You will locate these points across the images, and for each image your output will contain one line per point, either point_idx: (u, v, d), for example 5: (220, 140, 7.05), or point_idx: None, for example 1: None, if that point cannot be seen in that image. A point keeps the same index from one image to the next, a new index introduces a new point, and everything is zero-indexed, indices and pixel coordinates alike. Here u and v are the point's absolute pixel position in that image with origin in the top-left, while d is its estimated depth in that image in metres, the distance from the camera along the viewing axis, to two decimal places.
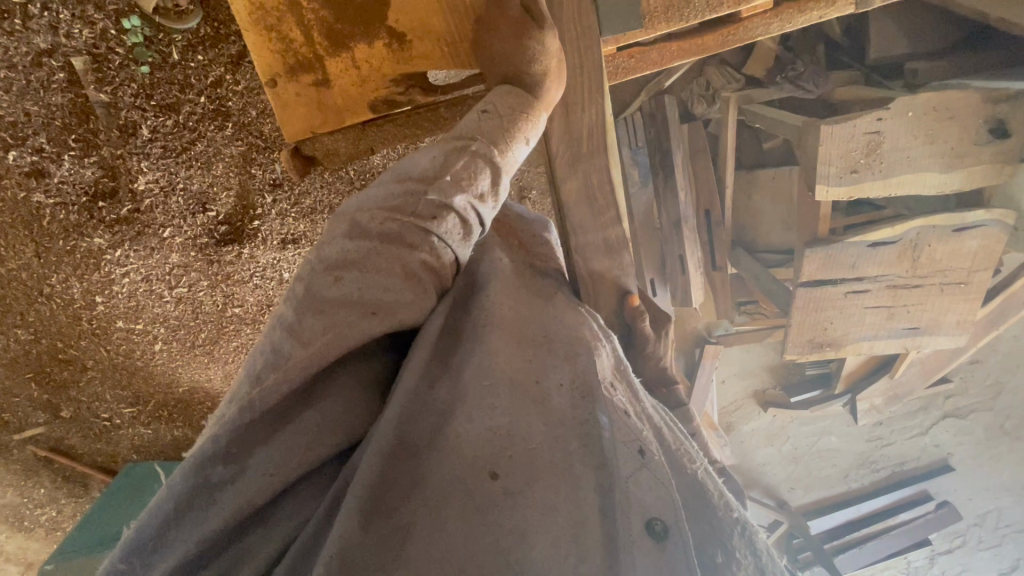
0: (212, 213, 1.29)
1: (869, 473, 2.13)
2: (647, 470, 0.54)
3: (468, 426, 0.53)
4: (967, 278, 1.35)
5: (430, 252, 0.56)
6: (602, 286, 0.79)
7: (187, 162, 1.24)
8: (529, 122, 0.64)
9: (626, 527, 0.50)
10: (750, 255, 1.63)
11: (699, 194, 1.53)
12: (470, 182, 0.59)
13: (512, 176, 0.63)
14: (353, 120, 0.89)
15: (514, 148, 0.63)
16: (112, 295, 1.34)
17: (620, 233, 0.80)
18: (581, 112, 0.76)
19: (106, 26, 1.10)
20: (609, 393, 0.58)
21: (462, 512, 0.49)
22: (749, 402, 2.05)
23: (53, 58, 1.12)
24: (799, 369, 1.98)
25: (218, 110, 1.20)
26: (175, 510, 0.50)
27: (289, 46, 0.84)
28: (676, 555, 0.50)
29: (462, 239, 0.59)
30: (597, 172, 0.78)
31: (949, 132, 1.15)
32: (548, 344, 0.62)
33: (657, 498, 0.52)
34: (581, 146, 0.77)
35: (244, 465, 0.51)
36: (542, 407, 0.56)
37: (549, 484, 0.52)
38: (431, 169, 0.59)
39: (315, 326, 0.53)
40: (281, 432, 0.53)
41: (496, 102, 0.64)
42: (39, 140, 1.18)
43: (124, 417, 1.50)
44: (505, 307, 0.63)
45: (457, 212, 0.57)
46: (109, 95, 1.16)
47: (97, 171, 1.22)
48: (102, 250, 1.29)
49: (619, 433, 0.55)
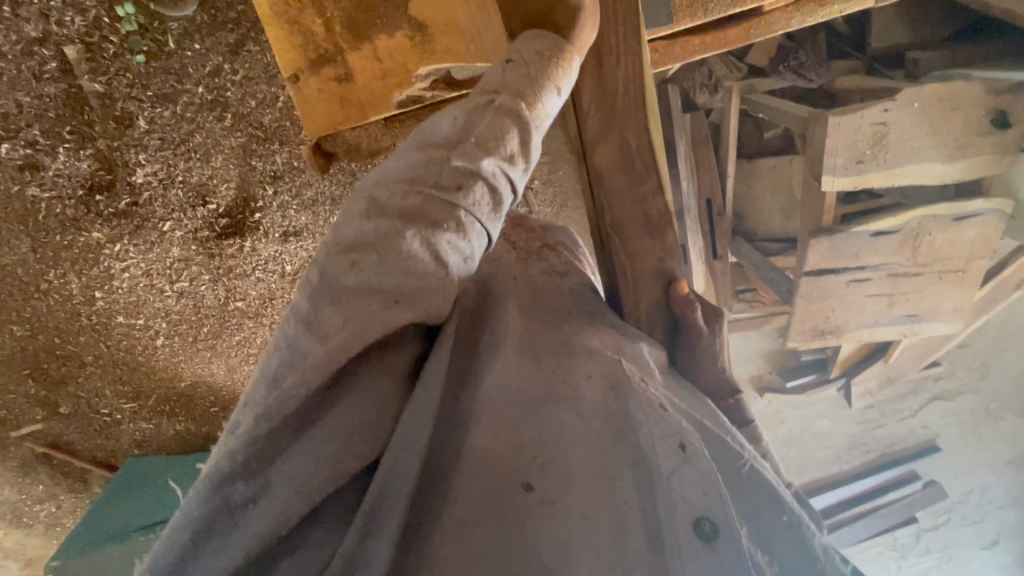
0: (212, 205, 1.28)
1: (860, 455, 2.19)
2: (688, 466, 0.57)
3: (490, 440, 0.55)
4: (965, 266, 1.38)
5: (456, 228, 0.55)
6: (642, 274, 0.82)
7: (186, 154, 1.22)
8: (560, 69, 0.62)
9: (673, 529, 0.53)
10: (750, 242, 1.66)
11: (700, 185, 1.53)
12: (497, 145, 0.58)
13: (543, 132, 0.61)
14: (376, 115, 0.90)
15: (547, 99, 0.61)
16: (111, 291, 1.32)
17: (661, 206, 0.79)
18: (616, 63, 0.73)
19: (99, 14, 1.09)
20: (644, 389, 0.62)
21: (492, 522, 0.50)
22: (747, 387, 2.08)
23: (45, 47, 1.10)
24: (795, 355, 2.02)
25: (216, 101, 1.18)
26: (193, 539, 0.49)
27: (304, 28, 0.84)
28: (726, 553, 0.52)
29: (491, 212, 0.57)
30: (633, 129, 0.75)
31: (952, 123, 1.16)
32: (574, 346, 0.65)
33: (701, 496, 0.55)
34: (615, 104, 0.75)
35: (265, 479, 0.51)
36: (573, 404, 0.59)
37: (586, 489, 0.53)
38: (453, 133, 0.58)
39: (334, 319, 0.53)
40: (303, 438, 0.53)
41: (523, 49, 0.63)
42: (32, 132, 1.16)
43: (125, 412, 1.48)
44: (516, 317, 0.64)
45: (485, 178, 0.56)
46: (104, 86, 1.14)
47: (93, 164, 1.20)
48: (101, 244, 1.26)
49: (658, 429, 0.59)
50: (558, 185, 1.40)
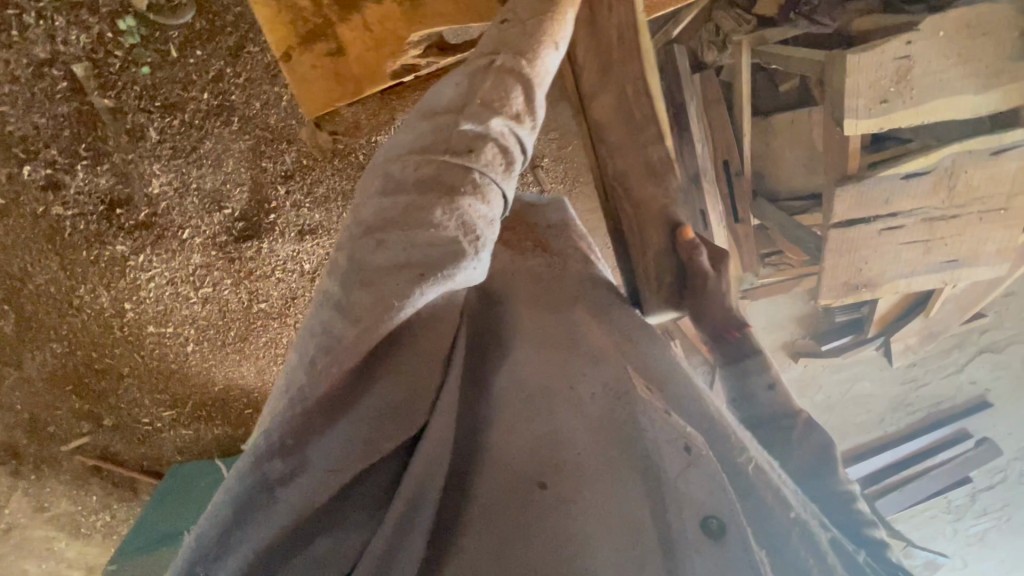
0: (228, 210, 1.30)
1: (905, 416, 2.12)
2: (695, 467, 0.51)
3: (508, 439, 0.56)
4: (1008, 203, 1.32)
5: (474, 190, 0.55)
6: (646, 217, 0.82)
7: (197, 161, 1.24)
8: (554, 21, 0.64)
9: (682, 532, 0.48)
10: (771, 202, 1.58)
11: (715, 146, 1.49)
12: (503, 104, 0.58)
13: (545, 86, 0.61)
14: (372, 89, 0.91)
15: (546, 55, 0.62)
16: (140, 301, 1.35)
17: (663, 153, 0.83)
18: (608, 12, 0.79)
19: (102, 30, 1.11)
20: (647, 394, 0.58)
21: (505, 522, 0.52)
22: (780, 354, 2.01)
23: (55, 68, 1.13)
24: (829, 317, 1.94)
25: (222, 105, 1.20)
26: (237, 513, 0.49)
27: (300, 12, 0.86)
28: (737, 554, 0.46)
29: (504, 170, 0.57)
30: (631, 78, 0.82)
31: (982, 50, 1.10)
32: (581, 346, 0.64)
33: (712, 495, 0.49)
34: (611, 55, 0.82)
35: (305, 456, 0.51)
36: (578, 411, 0.57)
37: (595, 492, 0.51)
38: (458, 98, 0.58)
39: (365, 297, 0.52)
40: (342, 418, 0.52)
41: (516, 9, 0.64)
42: (51, 153, 1.19)
43: (165, 420, 1.53)
44: (527, 320, 0.66)
45: (495, 138, 0.57)
46: (114, 100, 1.17)
47: (111, 179, 1.23)
48: (126, 257, 1.30)
49: (660, 430, 0.54)
50: (568, 161, 1.38)
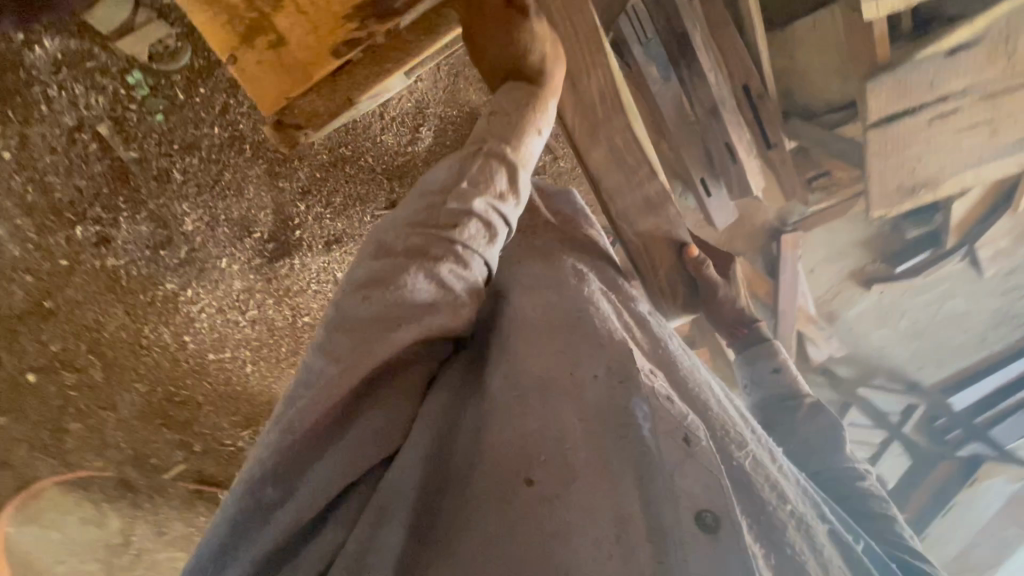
0: (257, 234, 1.38)
1: (1008, 331, 2.09)
2: (691, 459, 0.57)
3: (499, 436, 0.61)
4: None
5: (456, 261, 0.64)
6: (654, 247, 1.03)
7: (222, 193, 1.33)
8: (540, 117, 0.79)
9: (675, 523, 0.54)
10: (806, 121, 1.55)
11: (730, 71, 1.38)
12: (487, 186, 0.68)
13: (528, 167, 0.74)
14: (320, 71, 0.92)
15: (530, 142, 0.76)
16: (196, 331, 1.44)
17: (657, 189, 1.00)
18: (587, 78, 0.91)
19: (115, 88, 1.20)
20: (648, 381, 0.64)
21: (486, 511, 0.56)
22: (848, 285, 1.96)
23: (83, 132, 1.22)
24: (899, 235, 1.83)
25: (233, 136, 1.29)
26: (233, 531, 0.53)
27: (239, 15, 0.85)
28: (729, 544, 0.52)
29: (486, 242, 0.67)
30: (617, 133, 0.94)
31: None
32: (583, 339, 0.69)
33: (705, 491, 0.55)
34: (597, 115, 0.93)
35: (293, 484, 0.55)
36: (578, 399, 0.64)
37: (584, 484, 0.56)
38: (449, 178, 0.68)
39: (344, 343, 0.58)
40: (330, 450, 0.57)
41: (500, 103, 0.79)
42: (95, 210, 1.28)
43: (245, 439, 1.63)
44: (529, 309, 0.73)
45: (478, 215, 0.66)
46: (138, 151, 1.26)
47: (151, 225, 1.32)
48: (177, 292, 1.39)
49: (659, 424, 0.60)
50: None
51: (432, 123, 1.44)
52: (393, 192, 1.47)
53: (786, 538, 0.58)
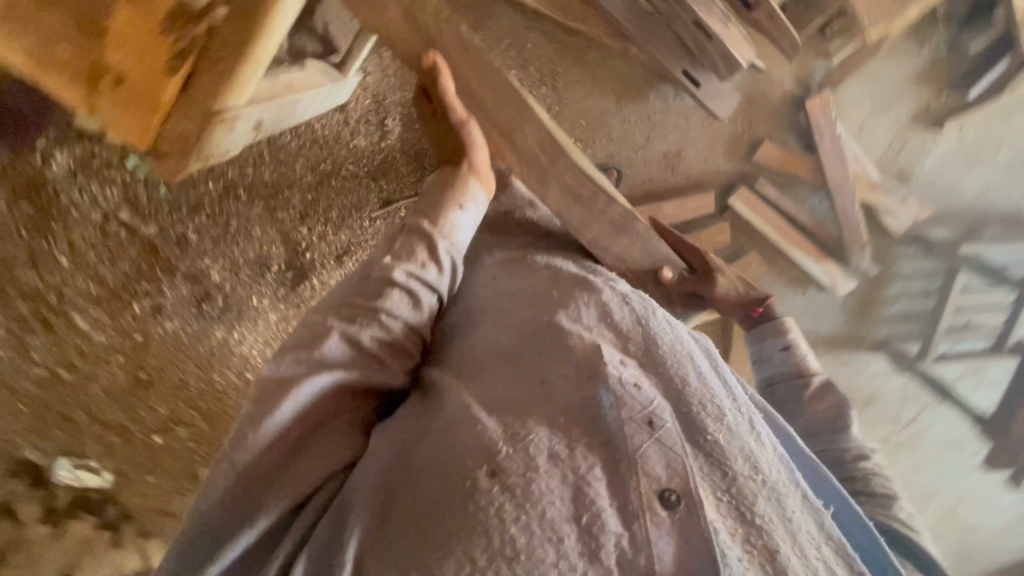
0: (275, 267, 1.47)
1: None
2: (655, 444, 0.66)
3: (465, 433, 0.65)
4: None
5: (376, 326, 0.73)
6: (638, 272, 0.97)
7: (234, 238, 1.44)
8: (461, 193, 0.83)
9: (641, 502, 0.62)
10: None
11: None
12: (405, 259, 0.76)
13: (446, 236, 0.80)
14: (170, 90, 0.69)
15: (451, 218, 0.81)
16: (256, 368, 1.56)
17: (619, 210, 0.94)
18: (524, 132, 0.88)
19: (123, 178, 1.36)
20: (615, 372, 0.70)
21: (454, 512, 0.60)
22: (914, 132, 1.74)
23: (111, 223, 1.38)
24: (960, 54, 1.67)
25: (226, 185, 1.40)
26: (198, 543, 0.62)
27: (73, 68, 0.67)
28: (689, 521, 0.62)
29: (411, 308, 0.77)
30: (566, 174, 0.90)
31: None
32: (542, 342, 0.75)
33: (671, 476, 0.64)
34: (541, 163, 0.89)
35: (252, 504, 0.62)
36: (547, 400, 0.69)
37: (550, 474, 0.63)
38: (378, 252, 0.78)
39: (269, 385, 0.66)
40: (286, 473, 0.65)
41: (426, 185, 0.85)
42: (141, 287, 1.44)
43: None
44: (492, 331, 0.80)
45: (400, 286, 0.75)
46: (156, 226, 1.40)
47: (188, 286, 1.45)
48: (226, 338, 1.52)
49: (624, 412, 0.67)
50: None
51: (394, 112, 1.47)
52: (382, 189, 1.50)
53: (755, 508, 0.66)
